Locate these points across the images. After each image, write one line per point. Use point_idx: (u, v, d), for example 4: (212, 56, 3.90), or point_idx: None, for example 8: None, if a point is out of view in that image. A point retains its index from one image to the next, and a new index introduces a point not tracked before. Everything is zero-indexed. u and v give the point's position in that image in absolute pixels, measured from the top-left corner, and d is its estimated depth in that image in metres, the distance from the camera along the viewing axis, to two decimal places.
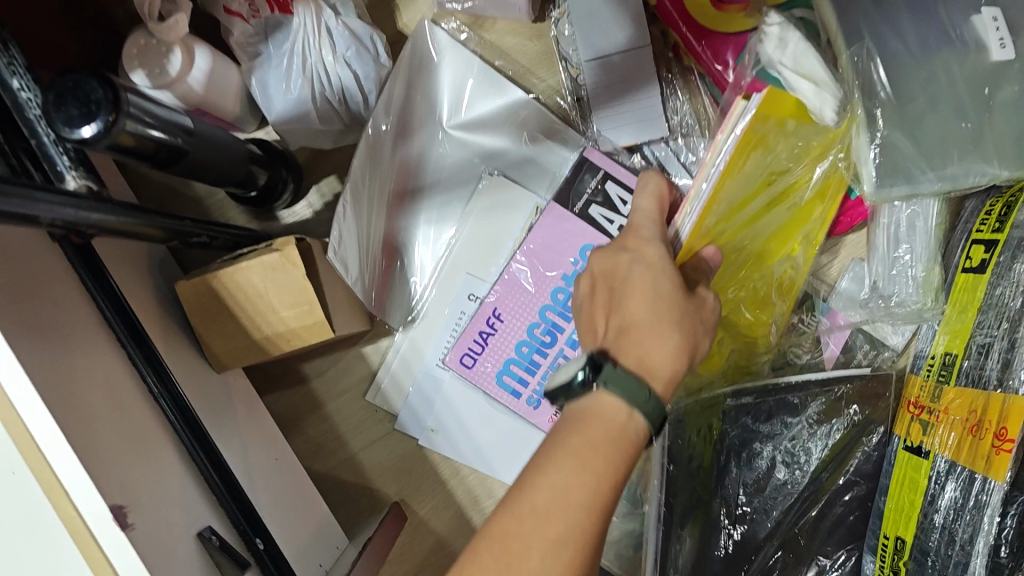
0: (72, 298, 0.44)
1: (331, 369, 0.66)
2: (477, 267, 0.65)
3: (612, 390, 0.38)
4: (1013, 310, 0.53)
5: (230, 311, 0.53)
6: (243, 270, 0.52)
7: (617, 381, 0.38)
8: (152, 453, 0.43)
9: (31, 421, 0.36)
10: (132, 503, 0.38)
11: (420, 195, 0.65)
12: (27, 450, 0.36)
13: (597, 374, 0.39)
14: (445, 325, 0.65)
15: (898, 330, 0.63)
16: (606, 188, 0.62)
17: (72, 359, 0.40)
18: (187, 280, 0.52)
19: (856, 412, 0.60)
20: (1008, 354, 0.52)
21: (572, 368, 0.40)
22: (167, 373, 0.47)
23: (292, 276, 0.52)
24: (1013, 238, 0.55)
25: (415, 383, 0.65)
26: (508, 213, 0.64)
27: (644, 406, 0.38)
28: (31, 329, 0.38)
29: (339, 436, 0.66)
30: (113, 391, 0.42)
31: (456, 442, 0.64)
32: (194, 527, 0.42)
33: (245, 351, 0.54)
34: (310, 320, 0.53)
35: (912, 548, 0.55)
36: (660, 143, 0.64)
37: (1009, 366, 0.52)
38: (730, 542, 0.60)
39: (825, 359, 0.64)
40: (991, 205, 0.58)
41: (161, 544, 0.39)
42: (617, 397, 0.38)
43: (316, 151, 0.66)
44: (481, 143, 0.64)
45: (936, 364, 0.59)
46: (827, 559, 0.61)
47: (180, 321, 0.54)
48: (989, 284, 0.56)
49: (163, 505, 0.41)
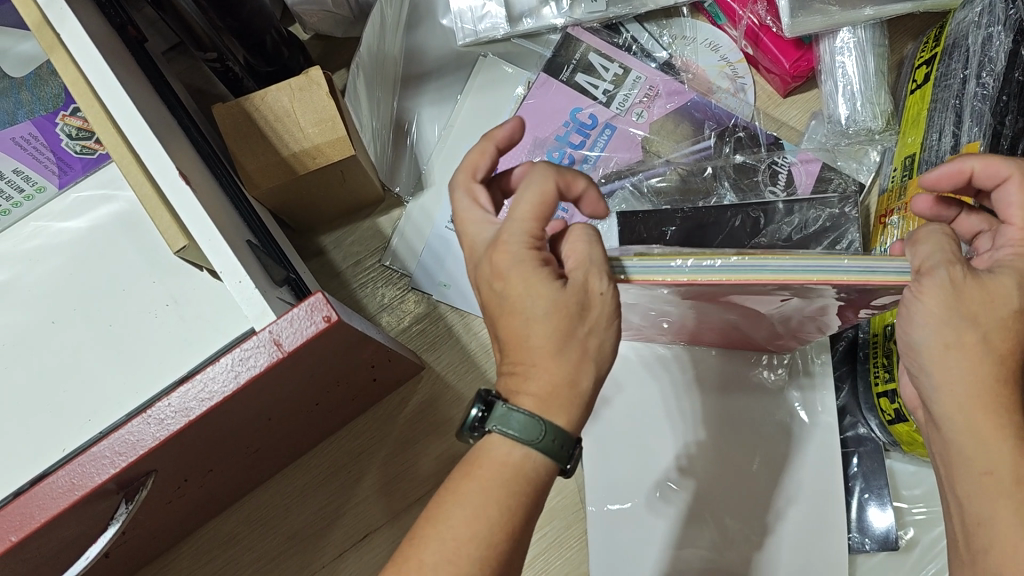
0: (135, 71, 0.50)
1: (347, 238, 0.71)
2: (479, 138, 0.72)
3: (499, 429, 0.37)
4: (954, 95, 0.58)
5: (261, 130, 0.59)
6: (274, 91, 0.59)
7: (502, 420, 0.37)
8: (209, 186, 0.47)
9: (112, 107, 0.42)
10: (195, 187, 0.44)
11: (423, 81, 0.73)
12: (101, 122, 0.42)
13: (489, 410, 0.38)
14: (452, 189, 0.71)
15: (865, 167, 0.69)
16: (589, 57, 0.71)
17: (140, 94, 0.46)
18: (223, 106, 0.59)
19: (852, 210, 0.65)
20: (957, 129, 0.57)
21: (499, 412, 0.37)
22: (202, 138, 0.52)
23: (316, 95, 0.59)
24: (948, 46, 0.61)
25: (427, 244, 0.70)
26: (502, 88, 0.72)
27: (534, 442, 0.37)
28: (103, 52, 0.44)
29: (357, 301, 0.70)
30: (173, 133, 0.48)
31: (466, 294, 0.69)
32: (244, 237, 0.47)
33: (272, 169, 0.58)
34: (334, 136, 0.58)
35: (898, 326, 0.60)
36: (638, 27, 0.73)
37: (958, 139, 0.56)
38: (793, 233, 0.65)
39: (799, 184, 0.68)
40: (929, 36, 0.66)
41: (225, 231, 0.44)
42: (506, 440, 0.37)
43: (329, 47, 0.73)
44: (471, 25, 0.70)
45: (900, 172, 0.64)
46: (781, 159, 0.69)
47: (220, 152, 0.60)
48: (934, 88, 0.62)
49: (216, 210, 0.45)
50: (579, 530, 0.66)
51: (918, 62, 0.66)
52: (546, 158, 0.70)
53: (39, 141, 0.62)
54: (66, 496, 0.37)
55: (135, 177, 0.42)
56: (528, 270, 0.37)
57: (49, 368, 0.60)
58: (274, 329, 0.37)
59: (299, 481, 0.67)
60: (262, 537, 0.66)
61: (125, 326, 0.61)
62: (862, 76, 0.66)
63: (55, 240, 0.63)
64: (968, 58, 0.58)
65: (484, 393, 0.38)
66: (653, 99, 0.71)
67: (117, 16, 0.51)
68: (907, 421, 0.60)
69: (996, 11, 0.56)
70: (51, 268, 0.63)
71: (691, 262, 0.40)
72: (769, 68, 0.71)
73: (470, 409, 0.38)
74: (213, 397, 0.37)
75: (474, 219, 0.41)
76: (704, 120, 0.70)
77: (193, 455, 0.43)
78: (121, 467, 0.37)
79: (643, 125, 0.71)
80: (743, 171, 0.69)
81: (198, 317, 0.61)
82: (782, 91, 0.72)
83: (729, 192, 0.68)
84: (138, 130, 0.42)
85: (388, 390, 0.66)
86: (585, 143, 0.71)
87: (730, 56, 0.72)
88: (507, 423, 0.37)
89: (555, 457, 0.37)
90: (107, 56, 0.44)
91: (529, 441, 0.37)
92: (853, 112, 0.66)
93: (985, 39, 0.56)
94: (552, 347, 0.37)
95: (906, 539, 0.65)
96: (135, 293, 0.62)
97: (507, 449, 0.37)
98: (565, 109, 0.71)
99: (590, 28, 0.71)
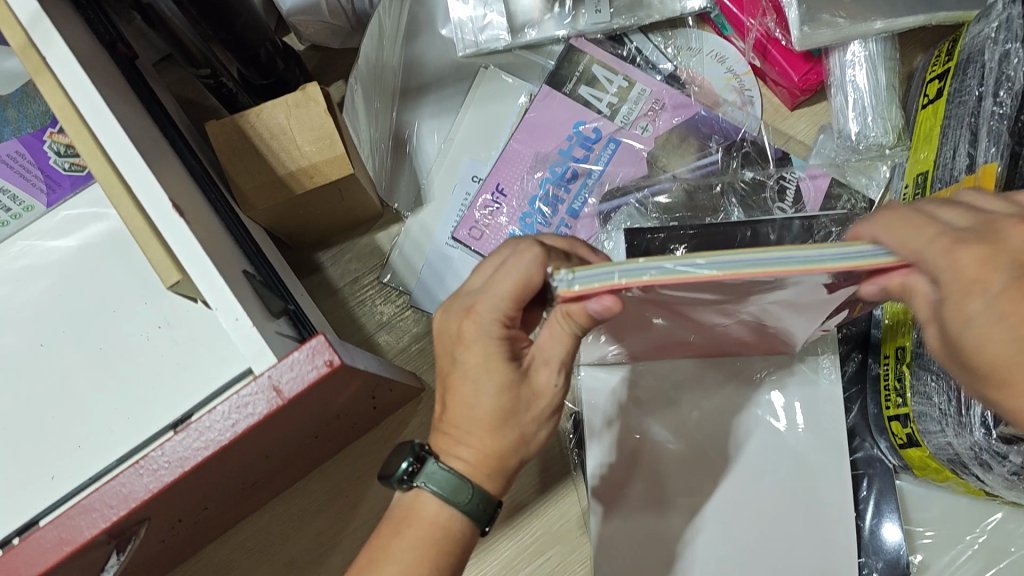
0: (126, 91, 0.48)
1: (345, 254, 0.69)
2: (479, 151, 0.70)
3: (428, 486, 0.39)
4: (969, 113, 0.57)
5: (257, 148, 0.57)
6: (269, 108, 0.57)
7: (433, 477, 0.39)
8: (203, 213, 0.45)
9: (101, 134, 0.40)
10: (190, 218, 0.42)
11: (423, 93, 0.71)
12: (90, 150, 0.40)
13: (418, 466, 0.40)
14: (452, 204, 0.69)
15: (876, 183, 0.67)
16: (592, 68, 0.69)
17: (131, 117, 0.44)
18: (217, 123, 0.57)
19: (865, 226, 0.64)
20: (972, 148, 0.55)
21: (427, 469, 0.40)
22: (195, 160, 0.50)
23: (314, 112, 0.57)
24: (961, 61, 0.60)
25: (427, 261, 0.68)
26: (504, 100, 0.71)
27: (459, 502, 0.39)
28: (92, 74, 0.42)
29: (355, 320, 0.68)
30: (165, 156, 0.46)
31: None
32: (240, 267, 0.45)
33: (268, 189, 0.56)
34: (332, 154, 0.57)
35: (912, 349, 0.58)
36: (643, 37, 0.71)
37: (974, 157, 0.55)
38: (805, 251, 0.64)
39: (808, 201, 0.67)
40: (942, 49, 0.64)
41: (220, 262, 0.42)
42: (432, 494, 0.40)
43: (326, 57, 0.71)
44: (472, 36, 0.69)
45: (911, 190, 0.63)
46: (790, 175, 0.67)
47: (214, 170, 0.58)
48: (948, 103, 0.60)
49: (211, 239, 0.43)
50: (583, 554, 0.65)
51: (930, 76, 0.64)
52: (549, 173, 0.69)
53: (25, 158, 0.59)
54: (55, 550, 0.35)
55: (126, 209, 0.40)
56: (487, 351, 0.39)
57: (38, 395, 0.58)
58: (274, 375, 0.35)
59: (296, 505, 0.65)
60: (258, 563, 0.64)
61: (116, 351, 0.59)
62: (873, 90, 0.64)
63: (44, 260, 0.61)
64: (984, 74, 0.56)
65: (415, 448, 0.40)
66: (658, 112, 0.69)
67: (106, 32, 0.48)
68: (919, 447, 0.58)
69: (1014, 26, 0.54)
70: (40, 290, 0.61)
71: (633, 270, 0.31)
72: (776, 80, 0.69)
73: (400, 463, 0.40)
74: (209, 446, 0.35)
75: (480, 275, 0.41)
76: (711, 135, 0.69)
77: (189, 498, 0.41)
78: (112, 520, 0.35)
79: (648, 139, 0.70)
80: (752, 187, 0.67)
81: (192, 341, 0.59)
82: (791, 104, 0.70)
83: (736, 209, 0.67)
84: (129, 159, 0.40)
85: (390, 411, 0.65)
86: (589, 157, 0.69)
87: (737, 67, 0.70)
88: (433, 483, 0.39)
89: (476, 519, 0.40)
90: (94, 76, 0.42)
91: (449, 498, 0.39)
92: (864, 127, 0.64)
93: (1002, 56, 0.54)
94: (496, 421, 0.39)
95: (916, 563, 0.64)
96: (126, 316, 0.60)
97: (433, 505, 0.40)
98: (568, 122, 0.69)
99: (594, 40, 0.70)
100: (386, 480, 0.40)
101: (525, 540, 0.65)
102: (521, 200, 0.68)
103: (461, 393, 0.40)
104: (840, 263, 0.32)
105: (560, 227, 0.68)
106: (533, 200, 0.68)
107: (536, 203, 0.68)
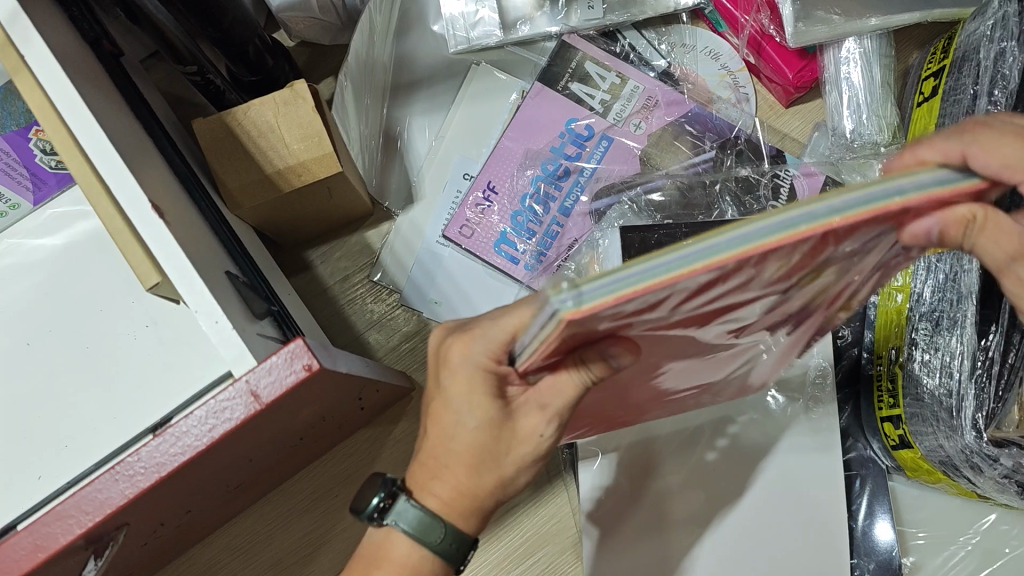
0: (109, 89, 0.47)
1: (335, 252, 0.68)
2: (471, 149, 0.69)
3: (399, 525, 0.39)
4: (963, 112, 0.56)
5: (244, 146, 0.56)
6: (257, 106, 0.56)
7: (404, 516, 0.39)
8: (185, 213, 0.45)
9: (80, 134, 0.39)
10: (171, 218, 0.41)
11: (414, 90, 0.71)
12: (69, 150, 0.39)
13: (391, 503, 0.39)
14: (443, 201, 0.69)
15: None
16: (585, 65, 0.69)
17: (113, 116, 0.44)
18: (203, 120, 0.56)
19: None
20: None
21: (399, 509, 0.39)
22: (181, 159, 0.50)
23: (302, 110, 0.56)
24: (956, 59, 0.59)
25: (418, 259, 0.68)
26: (496, 96, 0.70)
27: (430, 539, 0.38)
28: (73, 73, 0.41)
29: (345, 319, 0.67)
30: (147, 155, 0.45)
31: (458, 311, 0.66)
32: (224, 268, 0.44)
33: (256, 188, 0.56)
34: (320, 152, 0.56)
35: (905, 350, 0.58)
36: (636, 34, 0.70)
37: None
38: None
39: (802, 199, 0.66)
40: (938, 46, 0.63)
41: (202, 263, 0.41)
42: (403, 534, 0.39)
43: (316, 54, 0.70)
44: (464, 33, 0.68)
45: None
46: (785, 172, 0.66)
47: (201, 168, 0.58)
48: (942, 101, 0.59)
49: (194, 240, 0.43)
50: (574, 555, 0.65)
51: (925, 74, 0.64)
52: (541, 170, 0.68)
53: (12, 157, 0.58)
54: (31, 557, 0.35)
55: (105, 209, 0.39)
56: (473, 387, 0.37)
57: (24, 394, 0.57)
58: (252, 380, 0.35)
59: (286, 505, 0.65)
60: (247, 562, 0.64)
61: (102, 350, 0.58)
62: (867, 88, 0.64)
63: (31, 257, 0.61)
64: (979, 73, 0.55)
65: (389, 483, 0.39)
66: (652, 109, 0.69)
67: (91, 29, 0.48)
68: (912, 448, 0.58)
69: (1010, 25, 0.54)
70: (27, 288, 0.60)
71: (632, 275, 0.23)
72: (770, 77, 0.68)
73: (371, 497, 0.39)
74: (187, 452, 0.35)
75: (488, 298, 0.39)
76: (704, 133, 0.68)
77: (170, 501, 0.41)
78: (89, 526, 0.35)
79: (641, 136, 0.69)
80: (745, 185, 0.66)
81: (180, 340, 0.58)
82: (785, 102, 0.70)
83: (730, 207, 0.66)
84: (109, 159, 0.39)
85: (375, 413, 0.64)
86: (581, 155, 0.68)
87: (731, 64, 0.69)
88: (404, 522, 0.39)
89: (449, 559, 0.39)
90: (75, 75, 0.41)
91: (420, 539, 0.38)
92: (858, 124, 0.64)
93: (997, 54, 0.54)
94: (474, 458, 0.38)
95: (909, 564, 0.64)
96: (113, 315, 0.59)
97: (403, 543, 0.39)
98: (561, 120, 0.68)
99: (587, 36, 0.69)
100: (357, 514, 0.39)
101: (516, 540, 0.65)
102: (513, 198, 0.68)
103: (445, 426, 0.38)
104: (809, 220, 0.25)
105: (552, 225, 0.68)
106: (524, 198, 0.68)
107: (528, 201, 0.68)
